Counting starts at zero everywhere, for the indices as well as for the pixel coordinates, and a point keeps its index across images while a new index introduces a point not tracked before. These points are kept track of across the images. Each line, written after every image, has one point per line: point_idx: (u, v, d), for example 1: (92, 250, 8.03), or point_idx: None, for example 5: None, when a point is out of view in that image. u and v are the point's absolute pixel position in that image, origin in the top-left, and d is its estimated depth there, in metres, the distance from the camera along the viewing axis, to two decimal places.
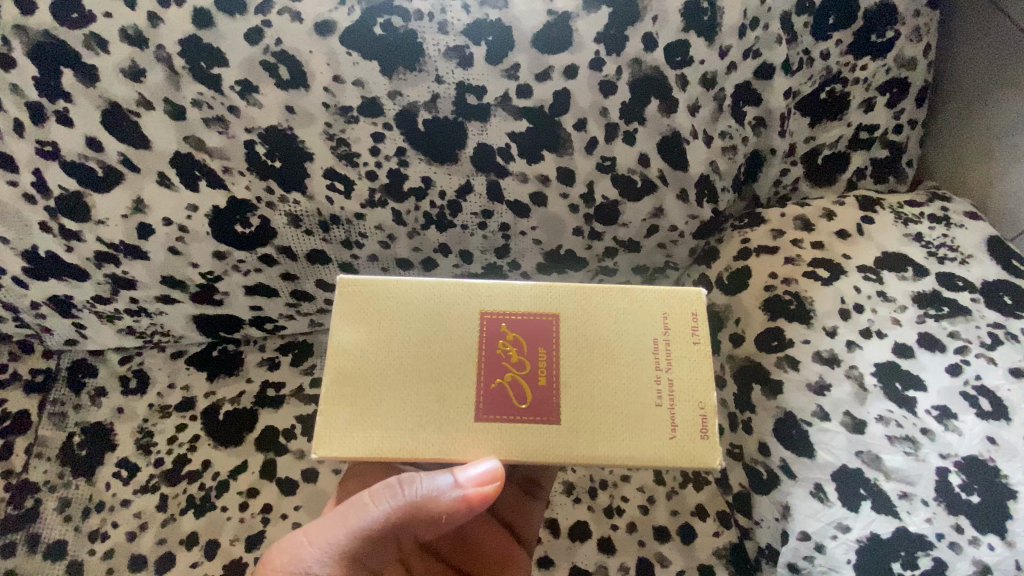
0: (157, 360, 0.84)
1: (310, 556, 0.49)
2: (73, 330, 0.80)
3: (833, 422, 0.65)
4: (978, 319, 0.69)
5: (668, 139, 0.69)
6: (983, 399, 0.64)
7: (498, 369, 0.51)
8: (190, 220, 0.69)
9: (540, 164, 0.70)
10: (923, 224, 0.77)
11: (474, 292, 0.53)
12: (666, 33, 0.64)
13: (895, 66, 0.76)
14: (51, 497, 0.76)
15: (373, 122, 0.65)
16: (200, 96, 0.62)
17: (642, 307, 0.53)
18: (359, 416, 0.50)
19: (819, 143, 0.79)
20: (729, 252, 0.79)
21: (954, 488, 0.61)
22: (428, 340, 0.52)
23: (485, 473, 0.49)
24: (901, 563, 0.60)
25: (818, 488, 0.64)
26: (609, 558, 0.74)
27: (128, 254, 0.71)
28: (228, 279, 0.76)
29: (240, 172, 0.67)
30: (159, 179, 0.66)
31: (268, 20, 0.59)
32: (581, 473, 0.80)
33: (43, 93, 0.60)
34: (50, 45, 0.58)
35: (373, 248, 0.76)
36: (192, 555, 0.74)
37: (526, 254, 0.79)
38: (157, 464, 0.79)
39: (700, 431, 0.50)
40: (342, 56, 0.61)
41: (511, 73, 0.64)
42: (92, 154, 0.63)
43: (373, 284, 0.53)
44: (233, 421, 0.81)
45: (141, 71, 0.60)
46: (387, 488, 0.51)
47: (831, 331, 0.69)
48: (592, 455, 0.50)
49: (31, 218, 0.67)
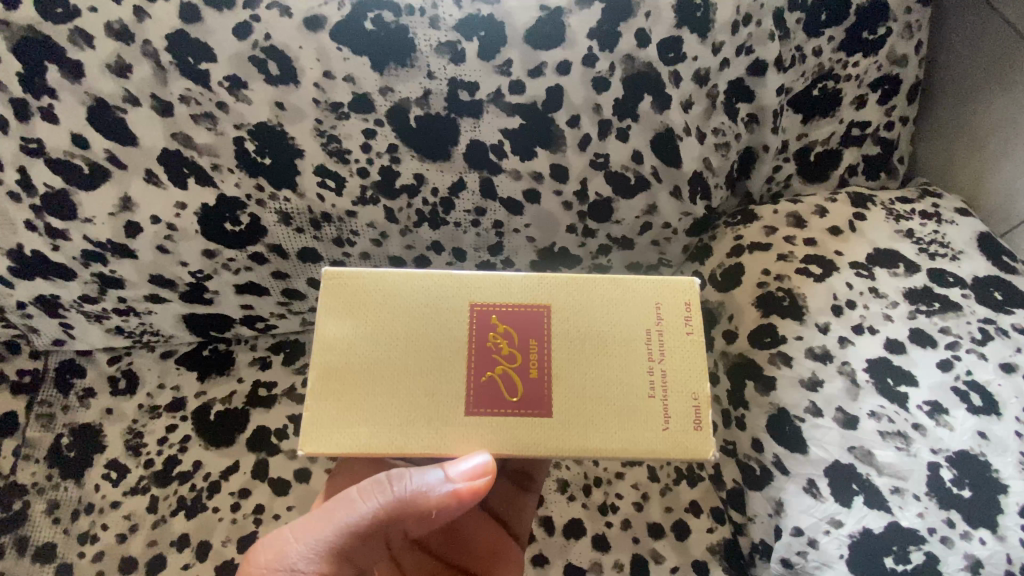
0: (146, 360, 0.83)
1: (297, 553, 0.49)
2: (61, 330, 0.78)
3: (826, 418, 0.66)
4: (969, 314, 0.69)
5: (663, 136, 0.69)
6: (974, 394, 0.65)
7: (489, 362, 0.51)
8: (179, 218, 0.68)
9: (534, 160, 0.69)
10: (914, 220, 0.77)
11: (463, 284, 0.52)
12: (659, 28, 0.64)
13: (886, 64, 0.77)
14: (39, 499, 0.75)
15: (365, 118, 0.64)
16: (188, 93, 0.61)
17: (634, 297, 0.52)
18: (348, 411, 0.50)
19: (811, 140, 0.79)
20: (722, 249, 0.79)
21: (946, 482, 0.61)
22: (417, 333, 0.51)
23: (476, 467, 0.48)
24: (893, 557, 0.60)
25: (811, 483, 0.64)
26: (603, 556, 0.74)
27: (116, 253, 0.70)
28: (217, 278, 0.75)
29: (230, 169, 0.66)
30: (146, 176, 0.65)
31: (257, 14, 0.59)
32: (576, 470, 0.79)
33: (27, 89, 0.58)
34: (34, 40, 0.56)
35: (365, 246, 0.76)
36: (184, 556, 0.73)
37: (520, 251, 0.79)
38: (147, 465, 0.78)
39: (695, 423, 0.50)
40: (332, 51, 0.61)
41: (505, 69, 0.63)
42: (78, 152, 0.62)
43: (359, 278, 0.52)
44: (225, 421, 0.80)
45: (127, 66, 0.59)
46: (375, 485, 0.51)
47: (823, 327, 0.70)
48: (584, 448, 0.50)
49: (15, 216, 0.65)
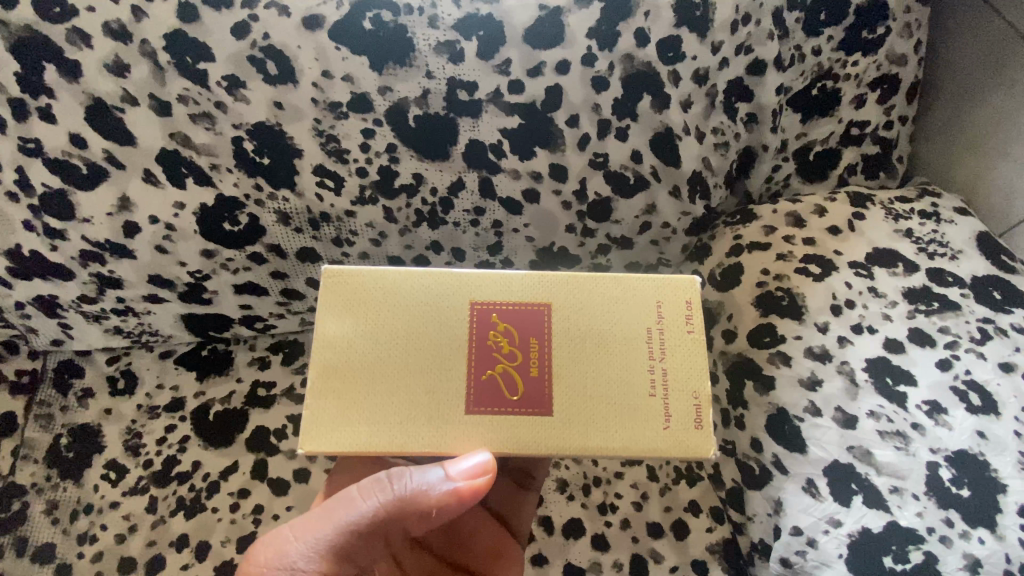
0: (145, 360, 0.83)
1: (296, 552, 0.49)
2: (60, 330, 0.78)
3: (825, 417, 0.66)
4: (968, 314, 0.69)
5: (662, 136, 0.69)
6: (973, 394, 0.65)
7: (489, 361, 0.51)
8: (178, 218, 0.68)
9: (533, 161, 0.69)
10: (914, 220, 0.77)
11: (464, 282, 0.52)
12: (658, 28, 0.64)
13: (886, 63, 0.76)
14: (38, 499, 0.75)
15: (363, 118, 0.64)
16: (186, 92, 0.61)
17: (635, 295, 0.52)
18: (348, 410, 0.50)
19: (811, 139, 0.79)
20: (721, 248, 0.79)
21: (944, 481, 0.61)
22: (418, 330, 0.51)
23: (476, 466, 0.48)
24: (892, 557, 0.60)
25: (810, 483, 0.64)
26: (603, 555, 0.74)
27: (115, 253, 0.70)
28: (216, 278, 0.75)
29: (228, 169, 0.66)
30: (145, 176, 0.65)
31: (256, 14, 0.58)
32: (575, 470, 0.79)
33: (25, 89, 0.58)
34: (33, 40, 0.56)
35: (364, 246, 0.76)
36: (183, 556, 0.73)
37: (519, 251, 0.79)
38: (146, 465, 0.78)
39: (695, 422, 0.50)
40: (331, 51, 0.60)
41: (504, 68, 0.63)
42: (77, 152, 0.62)
43: (360, 276, 0.52)
44: (224, 421, 0.80)
45: (125, 66, 0.59)
46: (376, 483, 0.51)
47: (822, 326, 0.70)
48: (585, 447, 0.50)
49: (13, 216, 0.65)
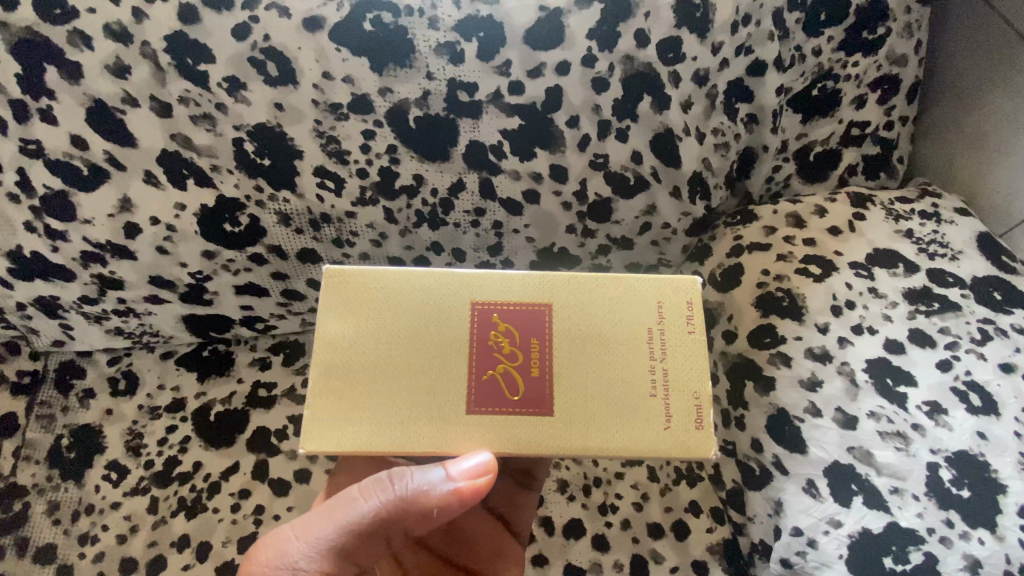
0: (146, 360, 0.83)
1: (297, 551, 0.49)
2: (61, 331, 0.78)
3: (825, 418, 0.66)
4: (968, 315, 0.69)
5: (662, 137, 0.69)
6: (973, 395, 0.65)
7: (490, 361, 0.51)
8: (179, 219, 0.68)
9: (533, 162, 0.69)
10: (914, 220, 0.77)
11: (465, 282, 0.52)
12: (658, 28, 0.64)
13: (886, 63, 0.76)
14: (39, 500, 0.75)
15: (364, 119, 0.64)
16: (187, 93, 0.61)
17: (635, 296, 0.52)
18: (350, 409, 0.50)
19: (811, 140, 0.79)
20: (721, 249, 0.79)
21: (945, 482, 0.62)
22: (418, 330, 0.51)
23: (477, 466, 0.48)
24: (892, 558, 0.60)
25: (810, 483, 0.64)
26: (604, 556, 0.74)
27: (115, 254, 0.70)
28: (217, 279, 0.75)
29: (229, 170, 0.66)
30: (145, 177, 0.65)
31: (256, 15, 0.58)
32: (575, 471, 0.79)
33: (26, 91, 0.58)
34: (33, 41, 0.56)
35: (365, 246, 0.76)
36: (184, 556, 0.73)
37: (519, 252, 0.79)
38: (147, 466, 0.78)
39: (696, 422, 0.50)
40: (331, 52, 0.60)
41: (504, 69, 0.63)
42: (78, 153, 0.62)
43: (361, 276, 0.52)
44: (225, 422, 0.80)
45: (126, 67, 0.59)
46: (377, 483, 0.51)
47: (822, 327, 0.70)
48: (585, 447, 0.50)
49: (15, 217, 0.65)
